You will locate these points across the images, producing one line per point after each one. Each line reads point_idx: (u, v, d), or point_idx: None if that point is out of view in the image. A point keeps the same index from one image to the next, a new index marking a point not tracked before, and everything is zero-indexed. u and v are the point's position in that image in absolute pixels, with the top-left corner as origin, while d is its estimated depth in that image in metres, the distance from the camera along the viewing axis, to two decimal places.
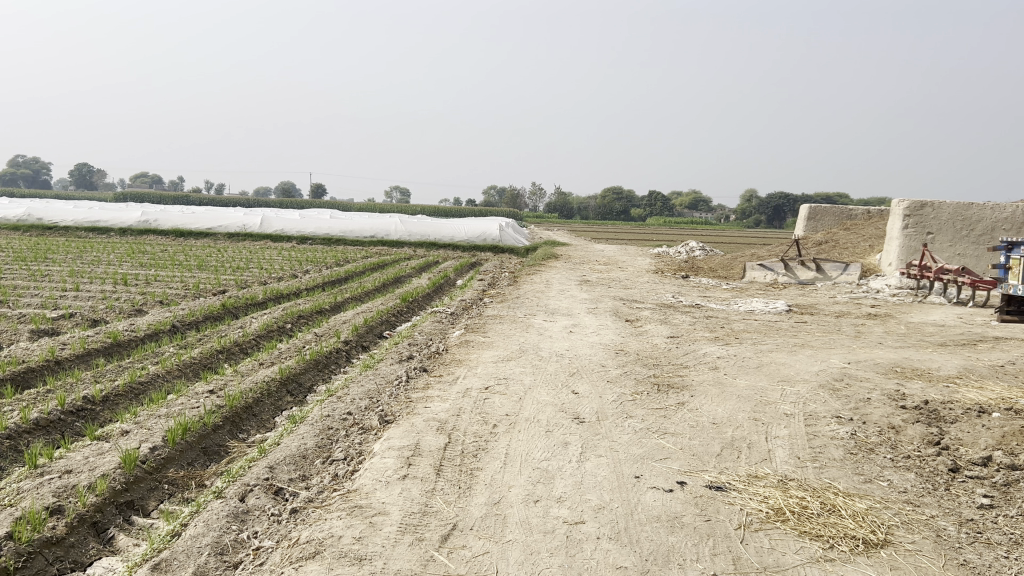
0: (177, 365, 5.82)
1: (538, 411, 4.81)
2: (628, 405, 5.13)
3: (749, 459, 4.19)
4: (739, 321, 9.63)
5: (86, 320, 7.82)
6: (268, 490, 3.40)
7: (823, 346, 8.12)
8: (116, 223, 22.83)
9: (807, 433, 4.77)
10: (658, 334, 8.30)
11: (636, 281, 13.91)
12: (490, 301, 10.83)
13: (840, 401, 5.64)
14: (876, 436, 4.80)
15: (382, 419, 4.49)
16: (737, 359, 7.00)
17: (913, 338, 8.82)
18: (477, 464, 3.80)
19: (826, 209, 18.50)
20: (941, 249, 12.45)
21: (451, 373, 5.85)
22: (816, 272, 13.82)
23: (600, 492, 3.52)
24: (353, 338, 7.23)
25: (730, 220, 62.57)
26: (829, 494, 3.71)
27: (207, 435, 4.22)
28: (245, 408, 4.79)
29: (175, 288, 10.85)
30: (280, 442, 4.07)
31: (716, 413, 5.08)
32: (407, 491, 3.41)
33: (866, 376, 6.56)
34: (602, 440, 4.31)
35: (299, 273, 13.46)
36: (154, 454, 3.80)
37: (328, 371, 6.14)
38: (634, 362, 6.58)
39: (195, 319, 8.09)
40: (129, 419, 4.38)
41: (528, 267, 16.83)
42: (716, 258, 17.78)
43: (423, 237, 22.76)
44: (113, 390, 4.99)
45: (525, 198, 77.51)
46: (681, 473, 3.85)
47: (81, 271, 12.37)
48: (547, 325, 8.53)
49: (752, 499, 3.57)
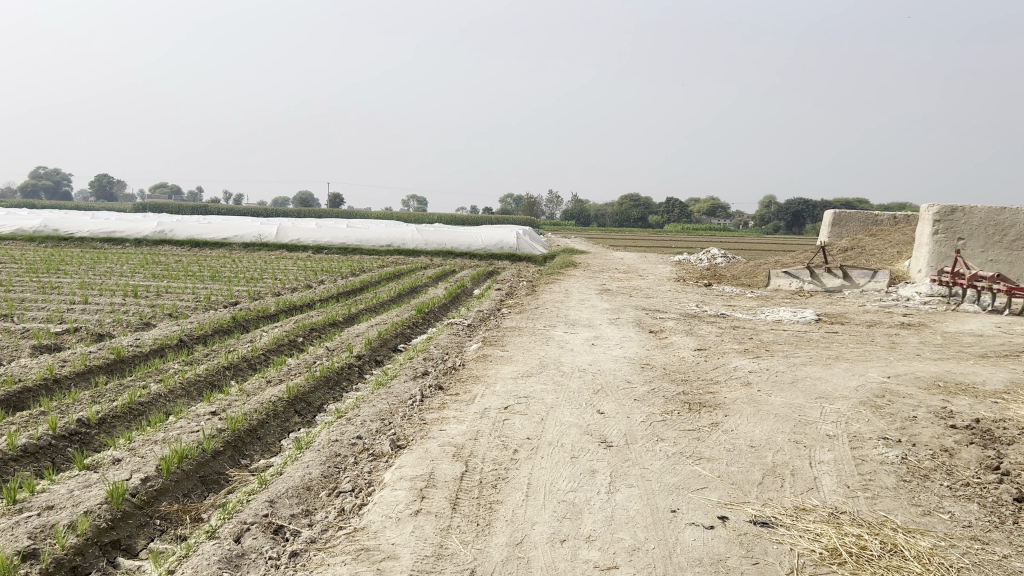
0: (181, 383, 5.54)
1: (562, 434, 4.46)
2: (657, 427, 4.77)
3: (795, 488, 3.84)
4: (768, 332, 9.24)
5: (91, 335, 7.56)
6: (266, 529, 3.07)
7: (858, 358, 7.71)
8: (132, 233, 22.70)
9: (853, 457, 4.40)
10: (684, 347, 7.93)
11: (658, 291, 13.52)
12: (508, 311, 10.50)
13: (885, 421, 5.25)
14: (928, 460, 4.42)
15: (393, 444, 4.17)
16: (770, 374, 6.62)
17: (952, 350, 8.40)
18: (497, 497, 3.46)
19: (851, 214, 18.03)
20: (974, 256, 12.00)
21: (468, 391, 5.50)
22: (843, 279, 13.39)
23: (635, 530, 3.18)
24: (366, 353, 6.96)
25: (749, 227, 61.94)
26: (886, 531, 3.35)
27: (205, 463, 3.92)
28: (248, 430, 4.49)
29: (185, 300, 10.58)
30: (283, 471, 3.75)
31: (753, 435, 4.71)
32: (420, 530, 3.08)
33: (910, 392, 6.16)
34: (632, 467, 3.96)
35: (314, 283, 13.22)
36: (146, 486, 3.49)
37: (338, 388, 5.82)
38: (661, 378, 6.22)
39: (204, 333, 7.81)
40: (123, 445, 4.08)
41: (546, 275, 16.46)
42: (738, 266, 17.35)
43: (440, 246, 22.47)
44: (110, 412, 4.71)
45: (543, 206, 77.39)
46: (721, 507, 3.50)
47: (92, 283, 12.20)
48: (568, 337, 8.19)
49: (804, 538, 3.21)
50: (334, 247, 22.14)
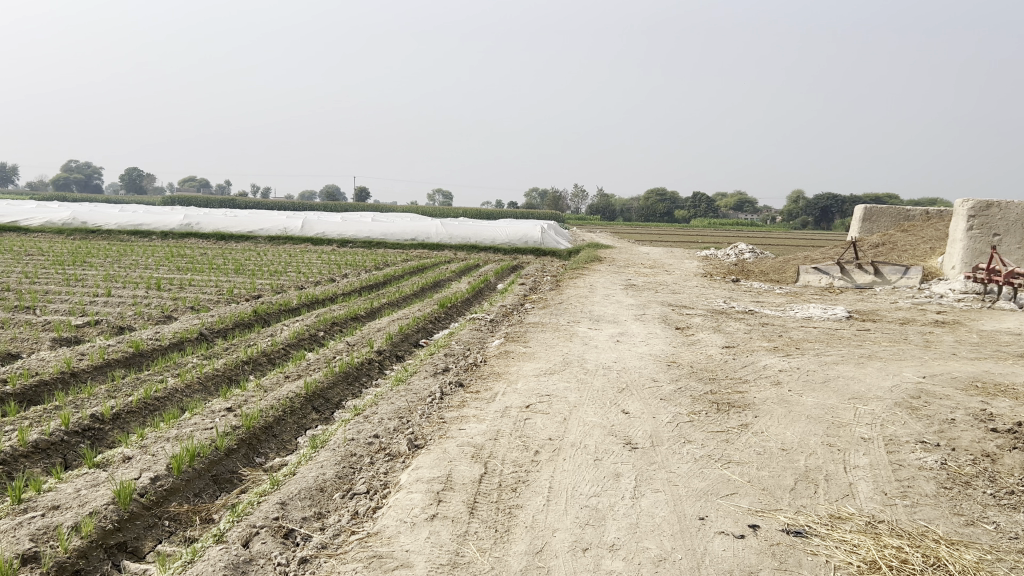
0: (198, 378, 5.45)
1: (585, 436, 4.31)
2: (685, 428, 4.61)
3: (829, 495, 3.66)
4: (797, 329, 9.03)
5: (111, 328, 7.51)
6: (276, 534, 2.95)
7: (891, 357, 7.49)
8: (159, 226, 22.78)
9: (890, 462, 4.21)
10: (712, 344, 7.73)
11: (684, 286, 13.32)
12: (532, 306, 10.34)
13: (921, 423, 5.04)
14: (969, 466, 4.20)
15: (411, 444, 4.04)
16: (801, 373, 6.41)
17: (989, 349, 8.13)
18: (517, 501, 3.32)
19: (882, 210, 17.66)
20: (1010, 252, 11.67)
21: (489, 389, 5.36)
22: (874, 275, 13.09)
23: (661, 539, 3.03)
24: (387, 348, 6.85)
25: (777, 222, 61.27)
26: (928, 543, 3.16)
27: (217, 461, 3.82)
28: (264, 428, 4.39)
29: (208, 293, 10.53)
30: (297, 471, 3.63)
31: (784, 438, 4.53)
32: (435, 535, 2.95)
33: (946, 393, 5.94)
34: (659, 471, 3.80)
35: (337, 277, 13.15)
36: (155, 486, 3.39)
37: (358, 384, 5.71)
38: (688, 376, 6.04)
39: (224, 326, 7.72)
40: (134, 442, 3.99)
41: (571, 270, 16.29)
42: (767, 262, 17.04)
43: (465, 240, 22.30)
44: (125, 407, 4.63)
45: (568, 201, 77.11)
46: (752, 514, 3.34)
47: (116, 275, 12.19)
48: (592, 333, 8.03)
49: (841, 549, 3.04)
50: (359, 240, 22.08)
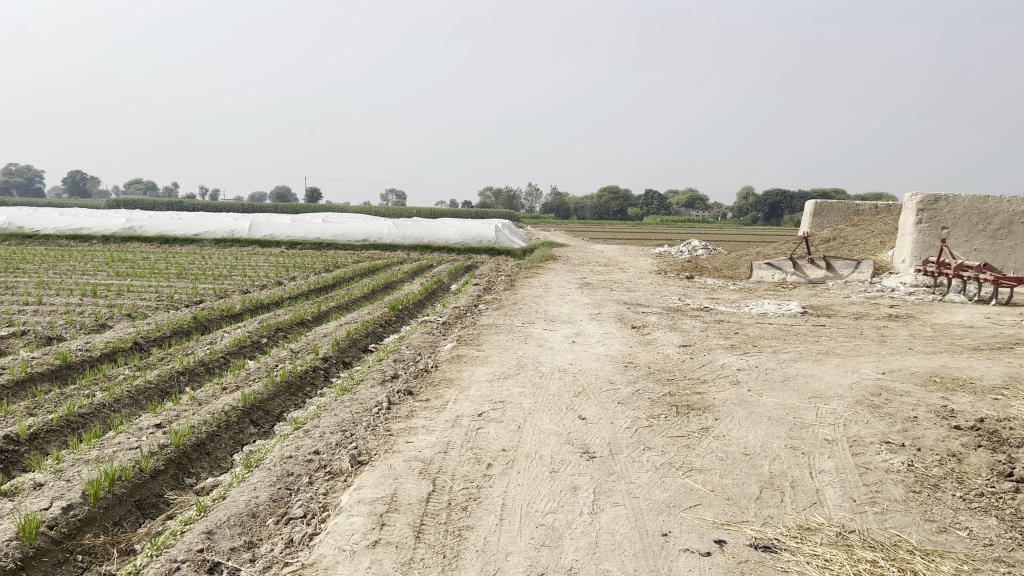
0: (128, 392, 5.09)
1: (539, 445, 4.08)
2: (643, 434, 4.40)
3: (796, 503, 3.48)
4: (753, 326, 8.92)
5: (38, 339, 7.06)
6: (200, 568, 2.67)
7: (849, 353, 7.40)
8: (100, 229, 22.01)
9: (856, 465, 4.05)
10: (669, 343, 7.57)
11: (639, 284, 13.20)
12: (485, 307, 10.10)
13: (884, 422, 4.91)
14: (936, 467, 4.07)
15: (353, 460, 3.77)
16: (759, 371, 6.27)
17: (943, 342, 8.10)
18: (467, 522, 3.08)
19: (833, 205, 17.78)
20: (958, 245, 11.75)
21: (440, 397, 5.10)
22: (826, 270, 13.11)
23: (622, 560, 2.81)
24: (333, 355, 6.54)
25: (729, 218, 61.98)
26: (903, 554, 2.99)
27: (141, 485, 3.50)
28: (196, 445, 4.07)
29: (146, 299, 10.05)
30: (227, 494, 3.33)
31: (747, 442, 4.35)
32: (377, 565, 2.69)
33: (906, 389, 5.84)
34: (618, 483, 3.59)
35: (285, 280, 12.77)
36: (67, 516, 3.07)
37: (300, 394, 5.41)
38: (645, 378, 5.85)
39: (161, 334, 7.34)
40: (49, 465, 3.65)
41: (525, 269, 16.09)
42: (720, 258, 17.05)
43: (417, 241, 21.96)
44: (45, 426, 4.28)
45: (521, 200, 77.11)
46: (717, 528, 3.14)
47: (49, 282, 11.65)
48: (547, 334, 7.82)
49: (812, 564, 2.85)
50: (308, 243, 21.61)
